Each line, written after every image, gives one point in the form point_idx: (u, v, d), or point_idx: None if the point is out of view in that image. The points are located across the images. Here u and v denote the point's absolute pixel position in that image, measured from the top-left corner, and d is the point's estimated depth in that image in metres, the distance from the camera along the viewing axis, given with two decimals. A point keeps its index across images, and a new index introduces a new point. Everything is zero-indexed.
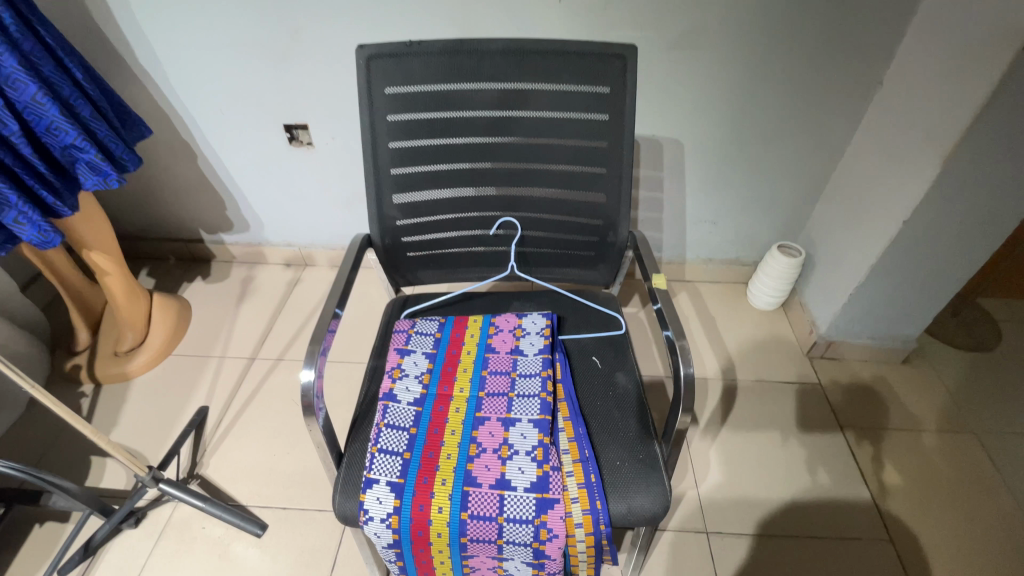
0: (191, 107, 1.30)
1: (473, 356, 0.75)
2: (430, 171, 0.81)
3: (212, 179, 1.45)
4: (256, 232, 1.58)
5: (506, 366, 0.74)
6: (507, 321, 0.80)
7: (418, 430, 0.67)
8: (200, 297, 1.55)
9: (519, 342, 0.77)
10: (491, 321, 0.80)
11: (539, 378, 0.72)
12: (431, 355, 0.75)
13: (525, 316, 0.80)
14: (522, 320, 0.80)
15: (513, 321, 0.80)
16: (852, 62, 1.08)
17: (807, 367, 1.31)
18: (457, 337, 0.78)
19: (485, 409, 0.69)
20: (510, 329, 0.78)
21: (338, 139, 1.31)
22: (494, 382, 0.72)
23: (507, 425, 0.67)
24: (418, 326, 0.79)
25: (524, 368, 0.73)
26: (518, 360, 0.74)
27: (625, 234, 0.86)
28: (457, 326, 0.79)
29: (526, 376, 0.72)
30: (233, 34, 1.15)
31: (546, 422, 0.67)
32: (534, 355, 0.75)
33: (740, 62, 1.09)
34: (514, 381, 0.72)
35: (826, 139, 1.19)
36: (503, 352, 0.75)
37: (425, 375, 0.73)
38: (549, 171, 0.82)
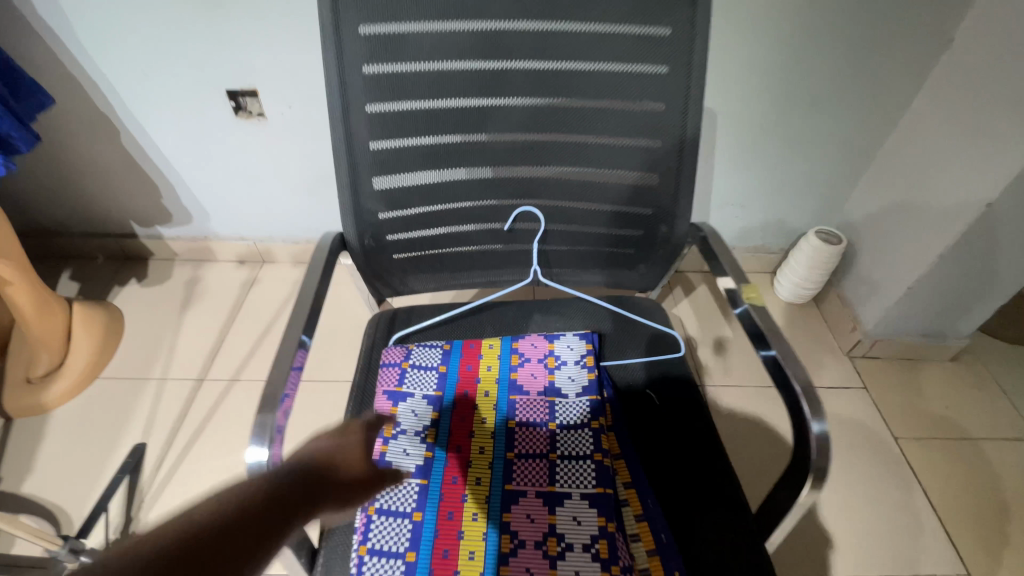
0: (105, 69, 1.03)
1: (493, 401, 0.57)
2: (424, 146, 0.60)
3: (142, 160, 1.19)
4: (201, 223, 1.32)
5: (541, 414, 0.56)
6: (535, 345, 0.61)
7: (425, 517, 0.48)
8: (135, 304, 1.29)
9: (554, 377, 0.58)
10: (512, 347, 0.61)
11: (587, 429, 0.54)
12: (435, 401, 0.57)
13: (559, 337, 0.62)
14: (555, 343, 0.61)
15: (542, 345, 0.61)
16: (926, 12, 0.89)
17: (850, 368, 1.16)
18: (469, 372, 0.60)
19: (518, 477, 0.51)
20: (540, 359, 0.60)
21: (297, 108, 1.06)
22: (525, 438, 0.54)
23: (551, 501, 0.49)
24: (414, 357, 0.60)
25: (565, 416, 0.55)
26: (557, 404, 0.56)
27: (683, 227, 0.66)
28: (467, 356, 0.61)
29: (569, 428, 0.54)
30: None
31: (604, 496, 0.49)
32: (576, 397, 0.57)
33: (795, 9, 0.89)
34: (554, 435, 0.54)
35: (880, 107, 1.02)
36: (534, 393, 0.57)
37: (429, 431, 0.54)
38: (582, 145, 0.62)
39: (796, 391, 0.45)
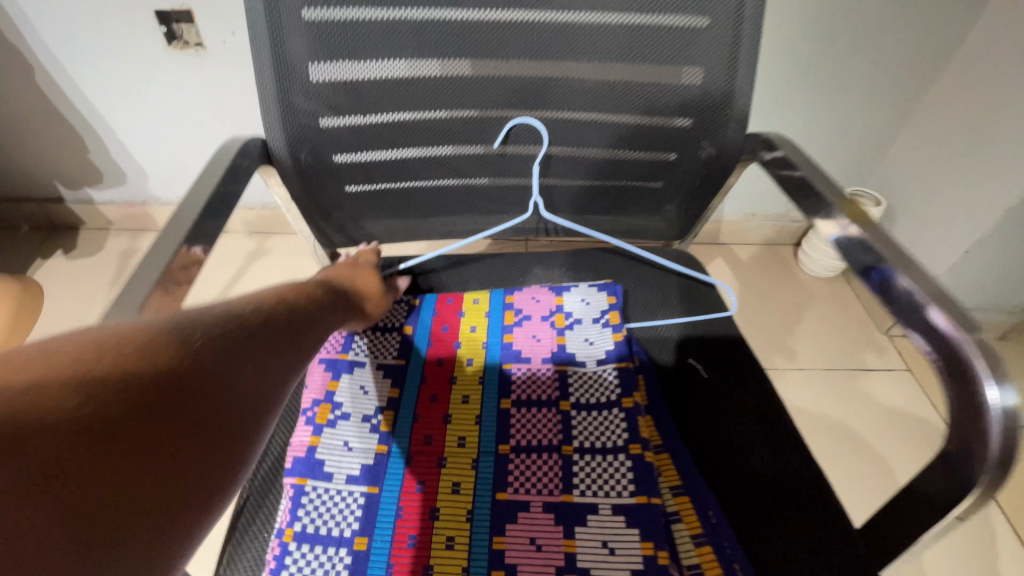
0: None
1: (480, 374, 0.50)
2: (380, 23, 0.43)
3: (60, 106, 0.99)
4: (137, 185, 1.13)
5: (552, 393, 0.48)
6: (541, 299, 0.54)
7: (370, 541, 0.41)
8: (60, 280, 1.11)
9: (565, 339, 0.51)
10: (510, 303, 0.54)
11: (614, 412, 0.46)
12: (393, 379, 0.49)
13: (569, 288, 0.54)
14: (564, 295, 0.53)
15: (549, 298, 0.54)
16: None
17: (890, 350, 1.01)
18: (445, 334, 0.53)
19: (518, 478, 0.44)
20: (545, 318, 0.53)
21: (243, 36, 0.87)
22: (533, 428, 0.46)
23: (569, 515, 0.42)
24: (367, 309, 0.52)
25: (583, 395, 0.48)
26: (571, 378, 0.49)
27: (732, 145, 0.50)
28: (444, 316, 0.54)
29: (584, 414, 0.47)
30: None
31: (647, 504, 0.41)
32: (595, 365, 0.49)
33: None
34: (567, 421, 0.46)
35: None
36: (540, 361, 0.50)
37: (384, 416, 0.47)
38: (600, 28, 0.45)
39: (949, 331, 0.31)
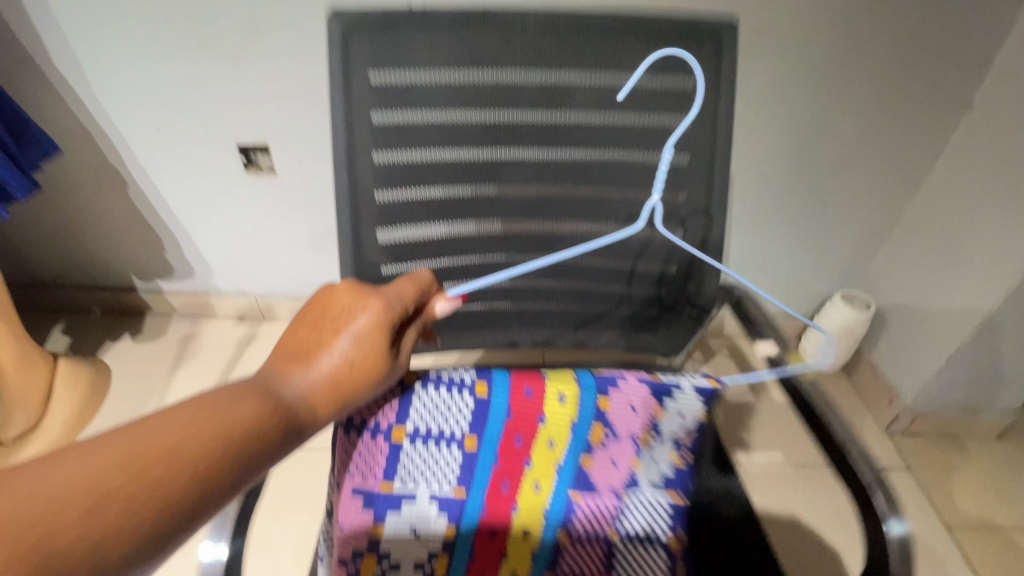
0: (119, 128, 1.01)
1: (542, 499, 0.56)
2: (432, 198, 0.56)
3: (147, 215, 1.16)
4: (203, 278, 1.29)
5: (604, 526, 0.57)
6: (639, 411, 0.52)
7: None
8: (127, 362, 1.25)
9: (638, 463, 0.56)
10: (599, 414, 0.52)
11: (655, 553, 0.58)
12: (449, 516, 0.54)
13: (674, 394, 0.52)
14: (665, 404, 0.52)
15: (647, 409, 0.52)
16: (947, 80, 0.89)
17: (888, 445, 1.07)
18: (517, 449, 0.53)
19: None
20: (633, 434, 0.53)
21: (308, 164, 1.04)
22: (581, 557, 0.58)
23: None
24: (419, 423, 0.50)
25: (629, 527, 0.58)
26: (622, 512, 0.57)
27: (710, 288, 0.62)
28: (520, 427, 0.51)
29: (625, 548, 0.58)
30: (171, 27, 0.87)
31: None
32: (650, 490, 0.57)
33: (819, 70, 0.88)
34: (611, 557, 0.58)
35: (901, 172, 1.00)
36: (602, 492, 0.56)
37: (438, 560, 0.56)
38: (598, 200, 0.59)
39: (866, 478, 0.46)
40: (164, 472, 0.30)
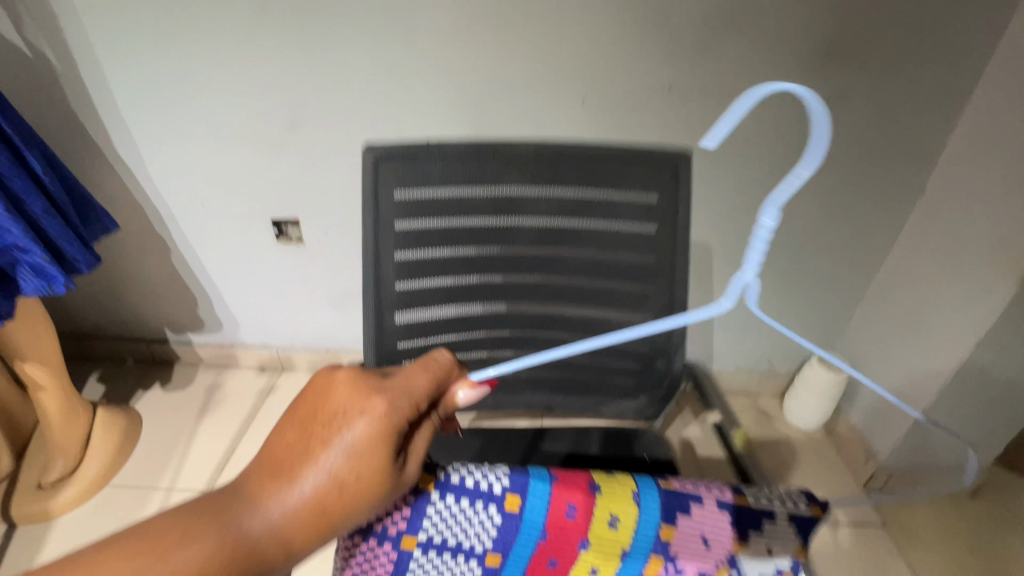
0: (169, 205, 1.14)
1: None
2: (442, 287, 0.67)
3: (186, 277, 1.28)
4: (230, 331, 1.40)
5: None
6: (712, 544, 0.55)
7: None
8: (156, 409, 1.34)
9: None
10: (660, 542, 0.55)
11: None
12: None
13: (754, 534, 0.55)
14: (746, 543, 0.55)
15: (726, 546, 0.55)
16: (899, 171, 1.01)
17: (867, 501, 1.13)
18: (552, 560, 0.56)
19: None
20: (710, 564, 0.57)
21: (333, 236, 1.17)
22: None
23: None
24: (431, 534, 0.53)
25: None
26: None
27: (676, 363, 0.72)
28: (560, 545, 0.55)
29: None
30: (220, 123, 1.01)
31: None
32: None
33: (787, 162, 1.00)
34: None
35: (866, 247, 1.11)
36: None
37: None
38: (581, 288, 0.70)
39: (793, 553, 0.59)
40: None
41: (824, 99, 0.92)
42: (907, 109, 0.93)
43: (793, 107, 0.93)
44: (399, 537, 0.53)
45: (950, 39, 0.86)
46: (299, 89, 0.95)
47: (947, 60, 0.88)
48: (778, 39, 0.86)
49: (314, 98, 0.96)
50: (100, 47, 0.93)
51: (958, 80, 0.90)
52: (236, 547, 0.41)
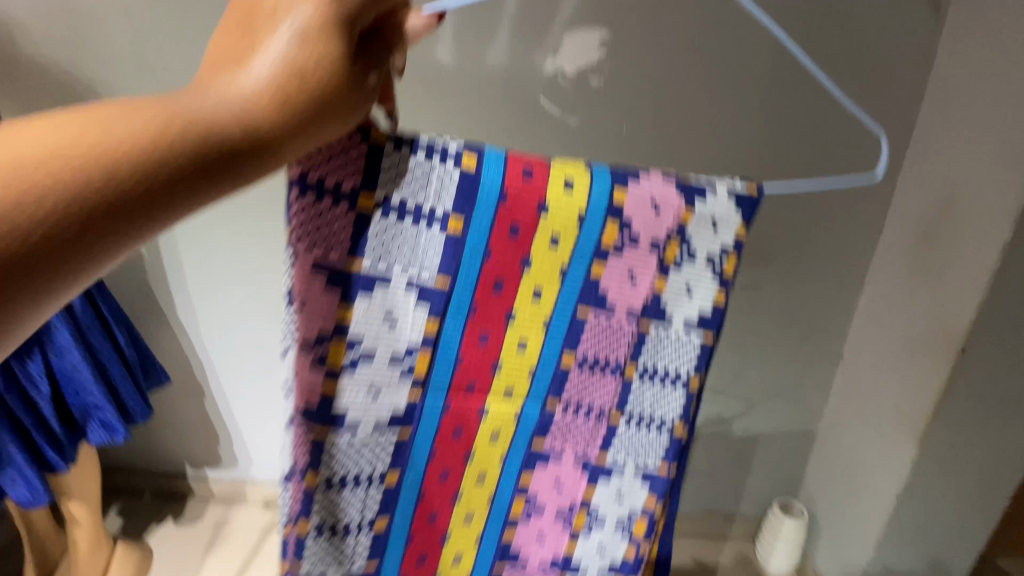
0: (214, 360, 1.36)
1: (551, 298, 0.59)
2: None
3: (216, 420, 1.47)
4: (245, 467, 1.55)
5: (616, 353, 0.62)
6: (661, 209, 0.57)
7: (381, 562, 0.69)
8: (168, 546, 1.46)
9: (664, 287, 0.60)
10: (615, 208, 0.56)
11: (674, 397, 0.65)
12: (432, 309, 0.57)
13: (703, 199, 0.58)
14: (693, 208, 0.58)
15: (675, 212, 0.58)
16: (819, 341, 1.27)
17: None
18: (513, 238, 0.56)
19: (559, 426, 0.66)
20: (658, 241, 0.58)
21: None
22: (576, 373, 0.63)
23: (591, 470, 0.68)
24: (409, 196, 0.53)
25: (642, 363, 0.63)
26: (639, 342, 0.62)
27: None
28: (516, 212, 0.55)
29: (642, 387, 0.64)
30: (271, 298, 1.26)
31: (663, 477, 0.68)
32: (683, 331, 0.62)
33: (728, 334, 1.25)
34: (625, 390, 0.64)
35: (806, 402, 1.34)
36: (615, 297, 0.60)
37: (418, 356, 0.59)
38: None
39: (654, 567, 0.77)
40: (93, 163, 0.35)
41: (743, 289, 1.20)
42: (814, 295, 1.22)
43: None
44: (356, 197, 0.52)
45: (835, 244, 1.17)
46: None
47: (835, 261, 1.18)
48: None
49: None
50: (183, 245, 1.20)
51: (848, 276, 1.20)
52: (184, 133, 0.38)
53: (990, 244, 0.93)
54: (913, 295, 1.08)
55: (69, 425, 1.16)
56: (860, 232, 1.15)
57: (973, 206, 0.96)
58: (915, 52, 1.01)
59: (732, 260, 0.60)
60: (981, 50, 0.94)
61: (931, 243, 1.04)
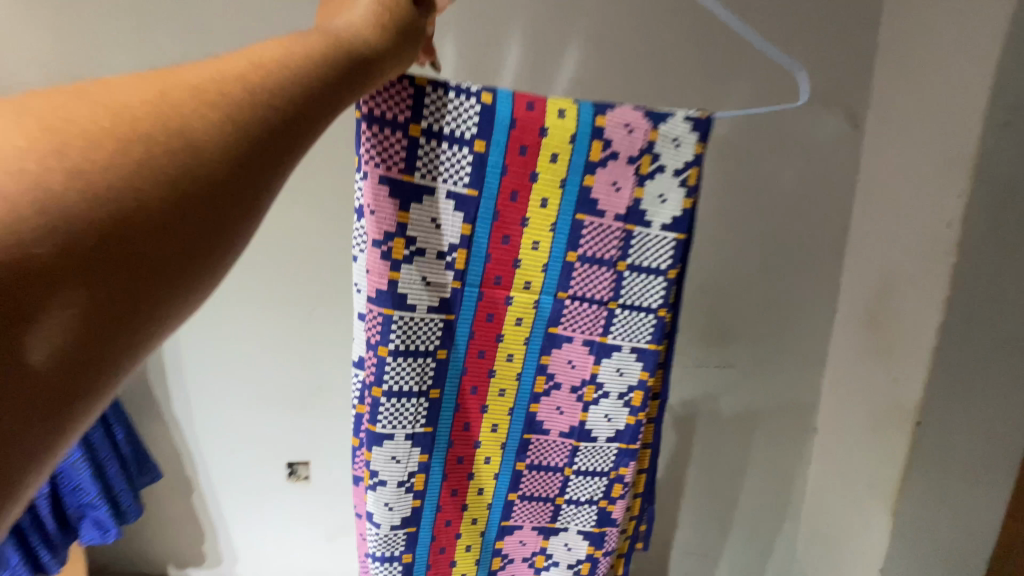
0: (205, 450, 1.37)
1: (557, 205, 0.66)
2: None
3: (202, 515, 1.44)
4: (229, 566, 1.50)
5: (610, 254, 0.68)
6: (634, 128, 0.64)
7: (433, 430, 0.71)
8: None
9: (643, 193, 0.67)
10: (597, 130, 0.64)
11: (657, 287, 0.70)
12: (465, 214, 0.64)
13: (665, 122, 0.65)
14: (658, 129, 0.65)
15: (643, 134, 0.65)
16: (793, 413, 1.36)
17: None
18: (523, 158, 0.63)
19: (569, 316, 0.71)
20: (632, 156, 0.65)
21: (335, 474, 1.39)
22: (581, 272, 0.69)
23: (597, 348, 0.72)
24: (449, 125, 0.61)
25: (633, 260, 0.69)
26: (628, 242, 0.68)
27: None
28: (522, 135, 0.62)
29: (632, 276, 0.69)
30: (263, 390, 1.32)
31: (652, 350, 0.72)
32: (660, 229, 0.68)
33: (704, 408, 1.34)
34: (619, 281, 0.69)
35: (789, 474, 1.41)
36: (608, 204, 0.67)
37: (457, 255, 0.65)
38: None
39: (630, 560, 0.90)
40: (244, 97, 0.38)
41: (715, 364, 1.31)
42: (783, 370, 1.32)
43: (696, 368, 1.31)
44: (408, 126, 0.59)
45: (794, 323, 1.29)
46: (335, 368, 1.30)
47: (796, 338, 1.30)
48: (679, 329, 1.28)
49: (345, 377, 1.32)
50: (185, 335, 1.27)
51: (811, 352, 1.31)
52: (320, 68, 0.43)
53: (927, 325, 1.03)
54: (868, 368, 1.19)
55: (62, 525, 1.16)
56: (814, 311, 1.29)
57: (909, 290, 1.08)
58: (844, 162, 1.20)
59: (693, 173, 0.66)
60: (897, 160, 1.11)
61: (879, 323, 1.16)
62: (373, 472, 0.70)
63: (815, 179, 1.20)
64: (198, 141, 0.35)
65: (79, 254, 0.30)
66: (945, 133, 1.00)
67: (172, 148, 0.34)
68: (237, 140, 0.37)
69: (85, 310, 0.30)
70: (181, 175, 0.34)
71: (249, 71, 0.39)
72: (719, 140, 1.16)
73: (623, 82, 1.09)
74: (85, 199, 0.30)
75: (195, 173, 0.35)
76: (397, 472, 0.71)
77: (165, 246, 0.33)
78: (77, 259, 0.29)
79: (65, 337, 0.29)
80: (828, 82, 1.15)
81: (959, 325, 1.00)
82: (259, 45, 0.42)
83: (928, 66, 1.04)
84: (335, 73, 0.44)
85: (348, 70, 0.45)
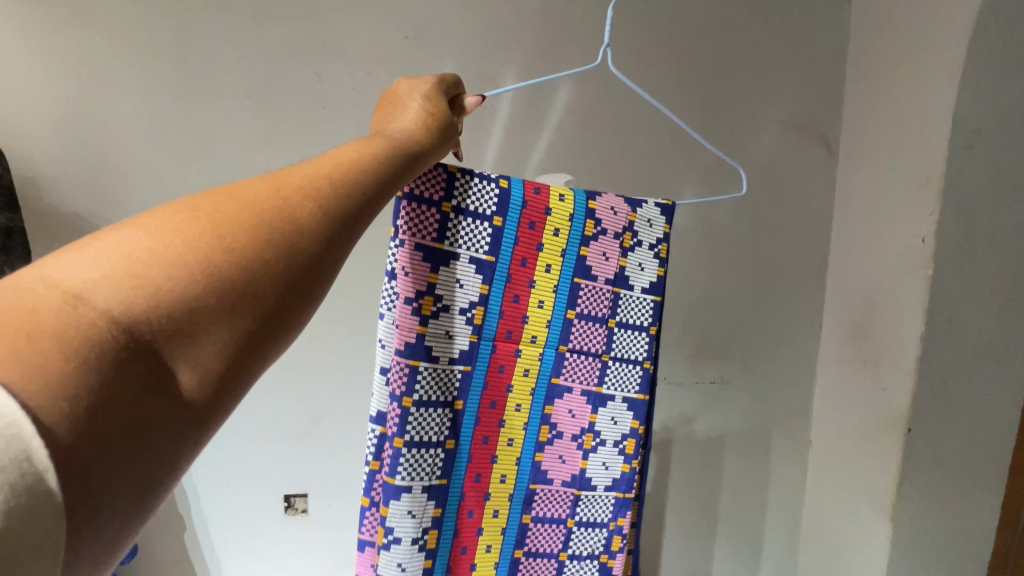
0: (201, 488, 1.34)
1: (559, 268, 0.71)
2: None
3: (195, 556, 1.39)
4: None
5: (603, 312, 0.74)
6: (617, 210, 0.73)
7: (448, 482, 0.69)
8: None
9: (626, 262, 0.74)
10: (590, 212, 0.72)
11: (640, 343, 0.76)
12: (483, 274, 0.67)
13: (640, 206, 0.75)
14: (636, 212, 0.74)
15: (624, 216, 0.74)
16: (787, 429, 1.38)
17: None
18: (532, 233, 0.69)
19: (569, 367, 0.74)
20: (617, 233, 0.73)
21: (335, 504, 1.39)
22: (581, 327, 0.73)
23: (594, 398, 0.75)
24: (474, 204, 0.65)
25: (622, 318, 0.75)
26: (617, 303, 0.75)
27: None
28: (532, 214, 0.69)
29: (621, 332, 0.75)
30: (261, 418, 1.31)
31: (641, 400, 0.77)
32: (640, 293, 0.76)
33: (703, 428, 1.35)
34: (610, 336, 0.75)
35: (788, 491, 1.42)
36: (600, 268, 0.73)
37: (476, 311, 0.67)
38: None
39: None
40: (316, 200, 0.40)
41: (711, 381, 1.32)
42: (774, 386, 1.35)
43: (694, 386, 1.32)
44: (441, 203, 0.64)
45: (785, 339, 1.33)
46: (337, 397, 1.32)
47: (786, 355, 1.34)
48: (677, 348, 1.29)
49: (345, 408, 1.34)
50: None
51: (800, 367, 1.35)
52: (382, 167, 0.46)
53: (911, 336, 1.07)
54: (857, 381, 1.22)
55: None
56: (801, 328, 1.33)
57: (891, 304, 1.12)
58: (821, 185, 1.26)
59: (664, 248, 0.76)
60: (869, 180, 1.17)
61: (865, 336, 1.20)
62: (387, 529, 0.66)
63: (796, 200, 1.25)
64: (278, 241, 0.37)
65: (222, 309, 0.34)
66: (916, 154, 1.06)
67: (276, 238, 0.37)
68: (322, 235, 0.40)
69: (228, 342, 0.35)
70: (262, 274, 0.36)
71: (332, 174, 0.42)
72: (705, 166, 1.20)
73: (612, 114, 1.15)
74: (205, 290, 0.33)
75: (289, 262, 0.38)
76: (411, 528, 0.67)
77: (261, 326, 0.37)
78: (217, 314, 0.34)
79: (214, 362, 0.35)
80: (803, 109, 1.21)
81: (942, 332, 1.05)
82: (337, 147, 0.46)
83: (895, 93, 1.11)
84: (393, 172, 0.47)
85: (407, 166, 0.49)
